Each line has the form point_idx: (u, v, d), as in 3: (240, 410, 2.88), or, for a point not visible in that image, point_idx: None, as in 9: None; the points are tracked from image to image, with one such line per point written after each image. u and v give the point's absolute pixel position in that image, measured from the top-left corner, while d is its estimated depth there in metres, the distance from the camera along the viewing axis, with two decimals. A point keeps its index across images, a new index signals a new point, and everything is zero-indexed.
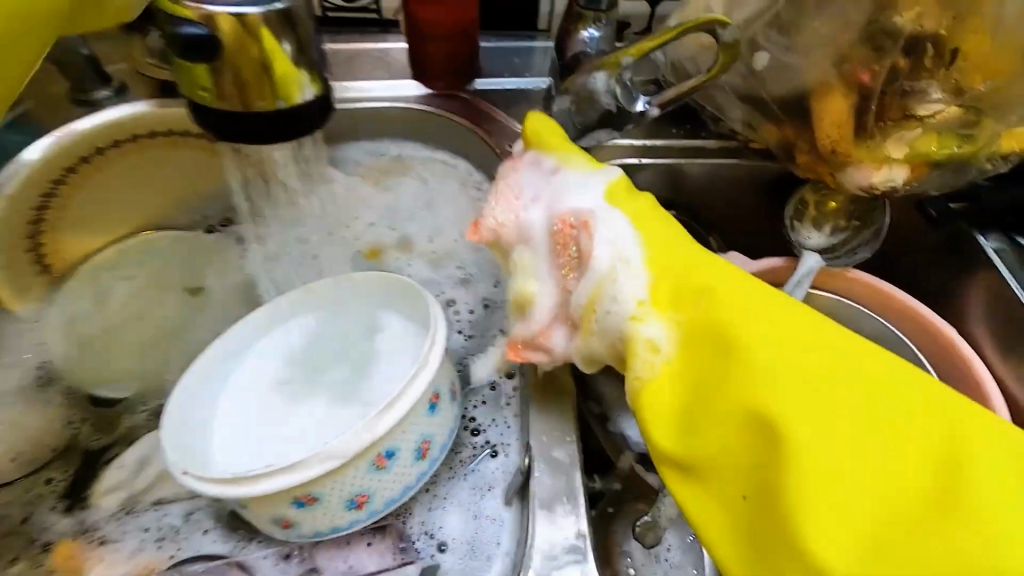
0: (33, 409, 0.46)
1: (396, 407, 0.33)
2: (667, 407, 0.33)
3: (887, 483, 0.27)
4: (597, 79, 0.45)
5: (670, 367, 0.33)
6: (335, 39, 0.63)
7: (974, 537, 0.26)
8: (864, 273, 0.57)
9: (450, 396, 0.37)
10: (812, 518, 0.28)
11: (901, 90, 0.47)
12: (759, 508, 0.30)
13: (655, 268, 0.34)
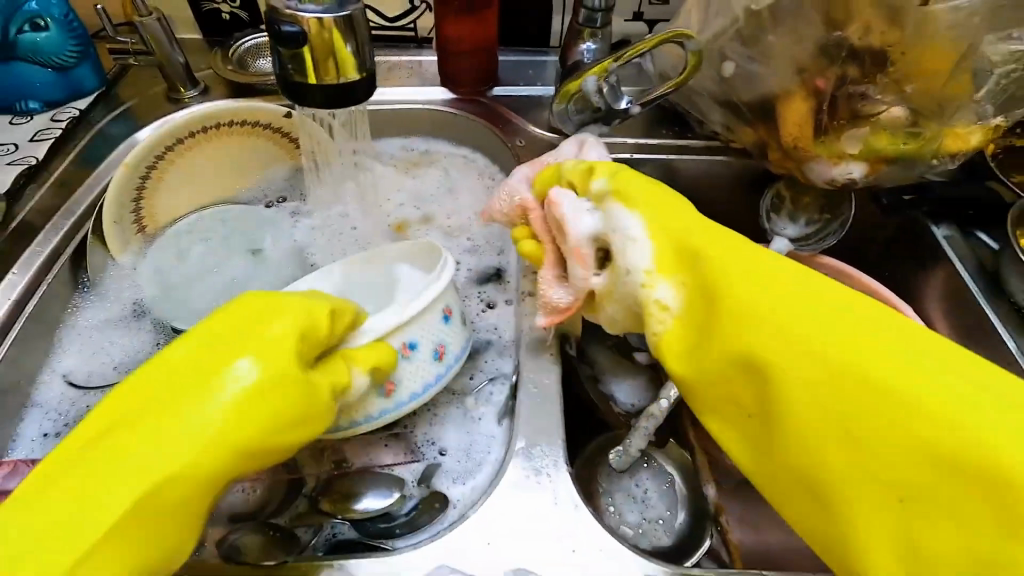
0: (129, 332, 0.53)
1: (417, 304, 0.43)
2: (685, 346, 0.37)
3: (878, 398, 0.30)
4: (588, 83, 0.55)
5: (682, 314, 0.37)
6: (378, 54, 0.75)
7: (962, 435, 0.28)
8: (834, 260, 0.63)
9: (461, 318, 0.47)
10: (804, 435, 0.32)
11: (850, 94, 0.55)
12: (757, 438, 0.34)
13: (654, 231, 0.39)
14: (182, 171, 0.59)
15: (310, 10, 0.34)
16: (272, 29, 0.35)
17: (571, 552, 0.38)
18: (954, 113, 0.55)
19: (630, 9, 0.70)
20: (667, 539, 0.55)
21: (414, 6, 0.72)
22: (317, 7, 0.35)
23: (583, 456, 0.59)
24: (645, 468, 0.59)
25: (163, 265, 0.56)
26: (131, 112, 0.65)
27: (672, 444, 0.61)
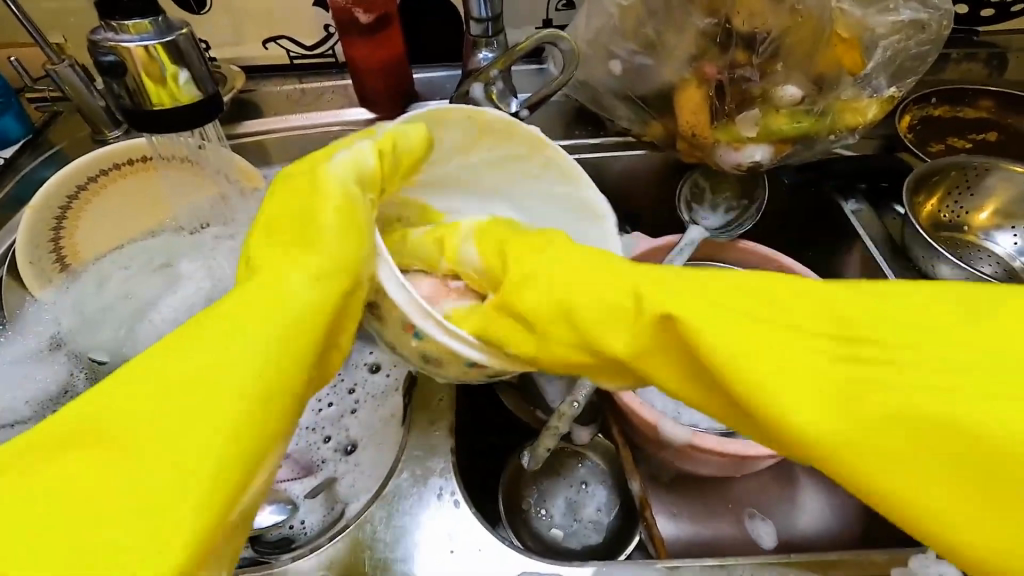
0: (44, 365, 0.55)
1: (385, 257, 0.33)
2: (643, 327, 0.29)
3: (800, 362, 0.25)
4: (475, 89, 0.57)
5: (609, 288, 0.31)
6: (302, 81, 0.77)
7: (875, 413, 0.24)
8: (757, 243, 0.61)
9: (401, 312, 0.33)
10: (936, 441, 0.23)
11: (734, 78, 0.55)
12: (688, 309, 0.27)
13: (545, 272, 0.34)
14: (95, 216, 0.61)
15: (127, 39, 0.36)
16: (95, 58, 0.36)
17: (449, 553, 0.38)
18: (836, 88, 0.55)
19: (537, 16, 0.71)
20: (597, 535, 0.55)
21: (330, 33, 0.74)
22: (136, 36, 0.36)
23: (509, 467, 0.58)
24: (579, 467, 0.58)
25: (81, 299, 0.58)
26: (58, 155, 0.67)
27: (598, 437, 0.60)
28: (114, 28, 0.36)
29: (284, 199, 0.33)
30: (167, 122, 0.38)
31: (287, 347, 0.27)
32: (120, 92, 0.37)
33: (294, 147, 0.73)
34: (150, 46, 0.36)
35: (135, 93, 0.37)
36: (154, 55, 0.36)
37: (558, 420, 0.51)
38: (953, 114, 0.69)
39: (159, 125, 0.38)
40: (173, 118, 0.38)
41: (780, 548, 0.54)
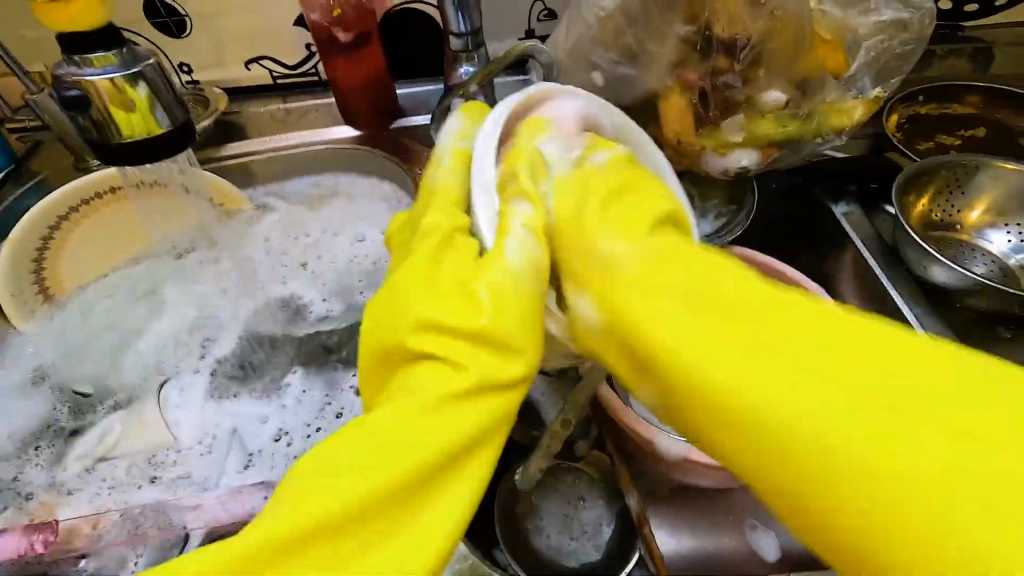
0: (28, 401, 0.53)
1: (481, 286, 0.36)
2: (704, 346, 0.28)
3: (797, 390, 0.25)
4: (455, 104, 0.56)
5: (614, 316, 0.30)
6: (286, 101, 0.76)
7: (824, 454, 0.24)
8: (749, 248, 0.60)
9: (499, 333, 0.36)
10: (989, 497, 0.22)
11: (715, 85, 0.54)
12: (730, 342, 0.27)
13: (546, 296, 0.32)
14: (78, 242, 0.59)
15: (90, 72, 0.35)
16: (57, 92, 0.36)
17: None
18: (820, 91, 0.54)
19: (519, 28, 0.71)
20: (596, 553, 0.54)
21: (312, 52, 0.74)
22: (99, 69, 0.35)
23: (501, 491, 0.56)
24: (574, 483, 0.57)
25: (65, 328, 0.58)
26: (41, 184, 0.66)
27: (594, 452, 0.59)
28: (76, 61, 0.35)
29: (443, 281, 0.33)
30: (132, 150, 0.37)
31: (404, 458, 0.27)
32: (86, 126, 0.36)
33: (279, 168, 0.72)
34: (117, 78, 0.36)
35: (99, 122, 0.36)
36: (121, 87, 0.36)
37: (550, 438, 0.51)
38: (942, 111, 0.69)
39: (124, 154, 0.37)
40: (139, 145, 0.37)
41: (784, 561, 0.53)
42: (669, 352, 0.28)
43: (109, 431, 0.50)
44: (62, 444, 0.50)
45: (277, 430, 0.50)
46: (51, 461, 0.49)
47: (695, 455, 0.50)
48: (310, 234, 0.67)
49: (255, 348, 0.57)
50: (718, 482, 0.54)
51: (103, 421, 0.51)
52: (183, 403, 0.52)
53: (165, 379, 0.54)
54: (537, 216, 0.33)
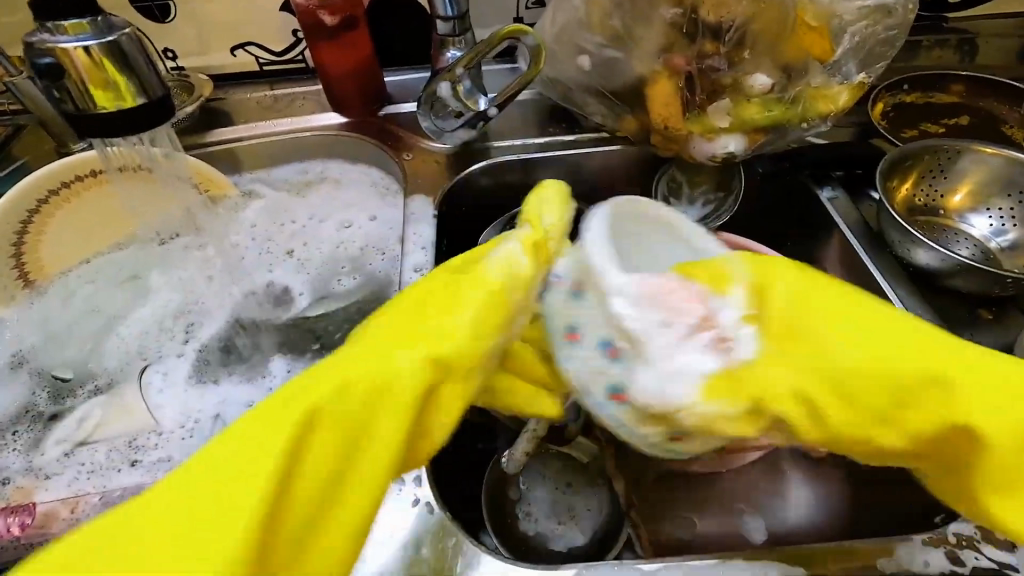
0: (5, 385, 0.52)
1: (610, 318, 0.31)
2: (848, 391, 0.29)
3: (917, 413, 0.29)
4: (442, 88, 0.56)
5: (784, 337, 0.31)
6: (272, 88, 0.76)
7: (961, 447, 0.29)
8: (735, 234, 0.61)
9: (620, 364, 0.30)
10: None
11: (701, 70, 0.54)
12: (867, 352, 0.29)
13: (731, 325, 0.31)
14: (58, 228, 0.57)
15: (64, 39, 0.35)
16: (31, 60, 0.35)
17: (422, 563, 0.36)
18: (804, 76, 0.55)
19: (506, 16, 0.70)
20: (583, 537, 0.53)
21: (299, 38, 0.73)
22: (73, 37, 0.35)
23: (492, 472, 0.57)
24: (562, 469, 0.58)
25: (44, 313, 0.57)
26: (20, 169, 0.65)
27: (582, 438, 0.58)
28: (49, 28, 0.35)
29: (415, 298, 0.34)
30: (107, 121, 0.37)
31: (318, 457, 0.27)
32: (61, 97, 0.36)
33: (265, 155, 0.72)
34: (91, 46, 0.35)
35: (70, 91, 0.36)
36: (96, 57, 0.35)
37: (536, 422, 0.50)
38: (926, 100, 0.69)
39: (99, 126, 0.37)
40: (112, 117, 0.37)
41: (770, 543, 0.53)
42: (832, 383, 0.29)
43: (88, 415, 0.49)
44: (40, 430, 0.49)
45: None
46: (27, 446, 0.48)
47: None
48: (297, 221, 0.67)
49: (239, 333, 0.56)
50: (703, 467, 0.54)
51: (81, 405, 0.50)
52: (165, 386, 0.51)
53: (147, 364, 0.54)
54: (537, 233, 0.34)
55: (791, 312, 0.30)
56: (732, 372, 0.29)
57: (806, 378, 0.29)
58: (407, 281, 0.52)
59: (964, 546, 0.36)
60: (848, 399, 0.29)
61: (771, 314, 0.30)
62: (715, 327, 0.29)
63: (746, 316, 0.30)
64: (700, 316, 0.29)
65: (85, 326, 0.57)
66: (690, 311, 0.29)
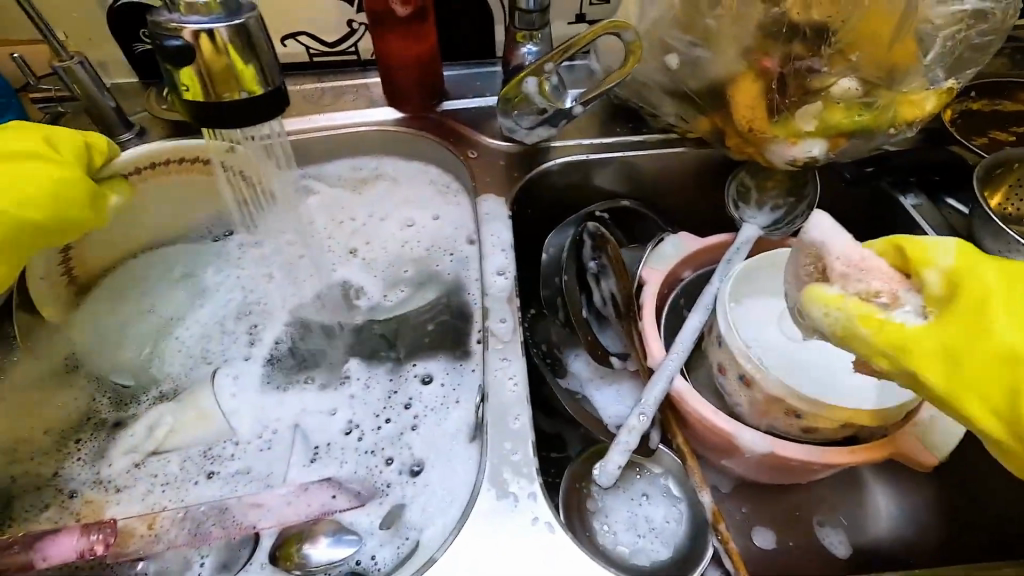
0: (62, 392, 0.49)
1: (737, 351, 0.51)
2: (969, 371, 0.32)
3: None
4: (529, 83, 0.54)
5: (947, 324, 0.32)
6: (322, 80, 0.73)
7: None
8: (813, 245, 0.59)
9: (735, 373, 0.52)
10: None
11: (796, 70, 0.52)
12: (1011, 335, 0.31)
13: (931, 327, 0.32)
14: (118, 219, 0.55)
15: (194, 19, 0.33)
16: (156, 40, 0.33)
17: None
18: (900, 81, 0.53)
19: (571, 11, 0.68)
20: (665, 551, 0.52)
21: (353, 28, 0.70)
22: (204, 17, 0.33)
23: (568, 481, 0.54)
24: (639, 480, 0.56)
25: (94, 313, 0.53)
26: None
27: (661, 448, 0.56)
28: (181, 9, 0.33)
29: None
30: (232, 111, 0.35)
31: None
32: (186, 82, 0.34)
33: (316, 149, 0.69)
34: (222, 28, 0.33)
35: (200, 78, 0.33)
36: (229, 41, 0.33)
37: (626, 434, 0.49)
38: (993, 108, 0.69)
39: (224, 115, 0.35)
40: (238, 106, 0.35)
41: (857, 556, 0.53)
42: (971, 344, 0.32)
43: (159, 422, 0.46)
44: (106, 440, 0.47)
45: (345, 423, 0.47)
46: (96, 457, 0.46)
47: (780, 456, 0.48)
48: (357, 217, 0.64)
49: (308, 335, 0.54)
50: (787, 480, 0.53)
51: (149, 413, 0.47)
52: (239, 391, 0.49)
53: (215, 368, 0.51)
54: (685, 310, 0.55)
55: (961, 295, 0.32)
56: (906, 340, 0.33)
57: (956, 343, 0.32)
58: (491, 285, 0.50)
59: None
60: (964, 370, 0.32)
61: (965, 299, 0.32)
62: (880, 291, 0.34)
63: (931, 296, 0.33)
64: (881, 287, 0.34)
65: (140, 327, 0.53)
66: (886, 284, 0.34)
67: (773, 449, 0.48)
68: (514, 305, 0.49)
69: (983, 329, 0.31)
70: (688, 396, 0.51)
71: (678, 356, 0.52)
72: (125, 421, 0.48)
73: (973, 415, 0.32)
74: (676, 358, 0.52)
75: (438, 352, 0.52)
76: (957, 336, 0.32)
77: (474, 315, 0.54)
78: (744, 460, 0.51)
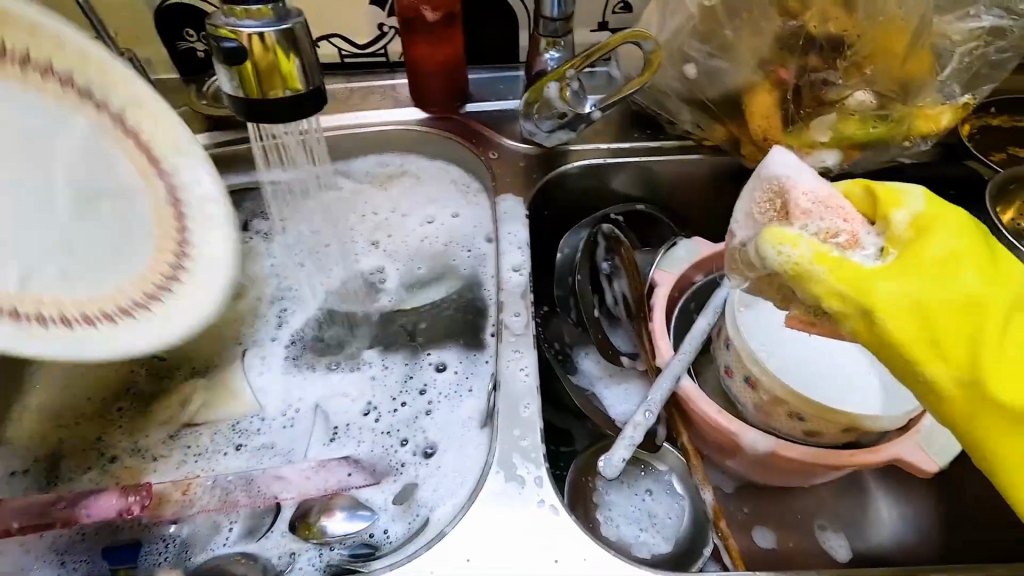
0: None
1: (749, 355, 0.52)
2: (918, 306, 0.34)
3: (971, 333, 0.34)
4: (550, 88, 0.56)
5: (901, 265, 0.35)
6: (351, 80, 0.76)
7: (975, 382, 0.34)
8: None
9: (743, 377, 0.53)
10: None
11: (810, 82, 0.54)
12: (950, 282, 0.34)
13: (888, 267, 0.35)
14: None
15: (248, 24, 0.36)
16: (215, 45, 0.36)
17: (553, 562, 0.36)
18: (915, 94, 0.54)
19: (594, 19, 0.70)
20: (666, 545, 0.53)
21: (384, 32, 0.73)
22: (257, 22, 0.36)
23: (574, 474, 0.56)
24: (643, 476, 0.57)
25: None
26: None
27: (665, 445, 0.58)
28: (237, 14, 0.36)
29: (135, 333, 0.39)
30: (281, 107, 0.38)
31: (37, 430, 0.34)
32: (238, 81, 0.37)
33: (344, 146, 0.72)
34: (272, 31, 0.36)
35: (253, 76, 0.36)
36: (278, 42, 0.36)
37: (632, 429, 0.51)
38: (1013, 123, 0.69)
39: (274, 111, 0.38)
40: (285, 102, 0.38)
41: (856, 561, 0.53)
42: (917, 282, 0.34)
43: (192, 397, 0.49)
44: (141, 412, 0.50)
45: (364, 406, 0.50)
46: (133, 427, 0.49)
47: (781, 456, 0.49)
48: (381, 212, 0.67)
49: (331, 322, 0.56)
50: (789, 484, 0.54)
51: (182, 389, 0.50)
52: (266, 371, 0.52)
53: (243, 349, 0.54)
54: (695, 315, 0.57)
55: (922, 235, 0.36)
56: (867, 277, 0.35)
57: (914, 286, 0.34)
58: (508, 280, 0.53)
59: None
60: (917, 310, 0.34)
61: (921, 242, 0.35)
62: (838, 231, 0.37)
63: (892, 237, 0.37)
64: (838, 226, 0.37)
65: None
66: (845, 224, 0.37)
67: (775, 450, 0.49)
68: (528, 299, 0.51)
69: (931, 271, 0.35)
70: (695, 396, 0.52)
71: (686, 355, 0.54)
72: (160, 395, 0.51)
73: (918, 355, 0.34)
74: (684, 357, 0.53)
75: (454, 343, 0.54)
76: (909, 276, 0.35)
77: (489, 309, 0.57)
78: (747, 460, 0.53)
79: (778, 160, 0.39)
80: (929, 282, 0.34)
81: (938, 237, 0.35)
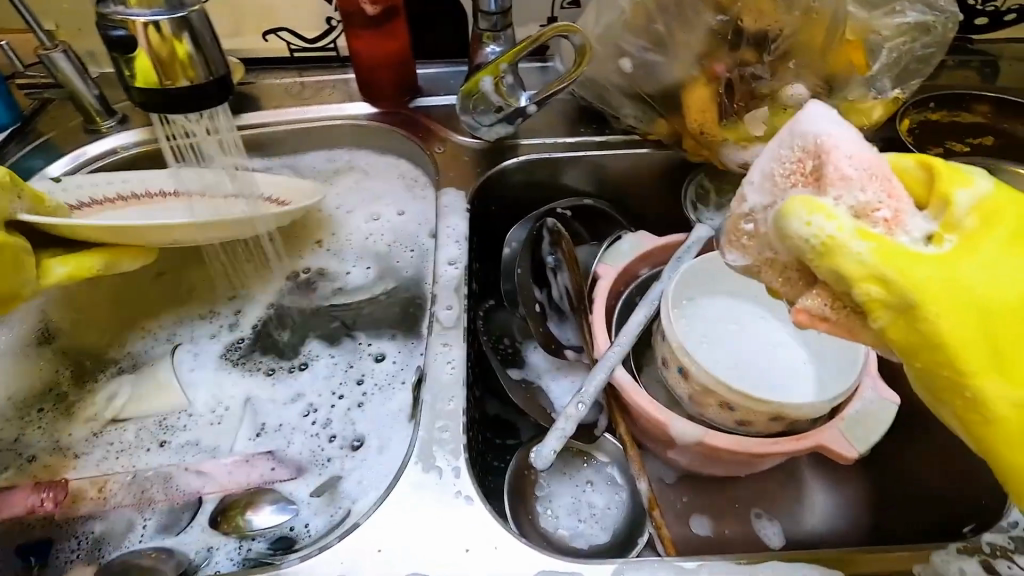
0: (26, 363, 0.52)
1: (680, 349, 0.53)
2: (973, 313, 0.30)
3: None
4: (484, 82, 0.56)
5: (956, 264, 0.30)
6: (301, 75, 0.75)
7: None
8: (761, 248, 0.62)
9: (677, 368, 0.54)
10: None
11: (741, 76, 0.55)
12: (1006, 287, 0.31)
13: (943, 258, 0.30)
14: None
15: (137, 13, 0.39)
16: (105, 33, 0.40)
17: (463, 552, 0.36)
18: (844, 88, 0.55)
19: (542, 14, 0.70)
20: (603, 535, 0.53)
21: (332, 26, 0.73)
22: (146, 12, 0.39)
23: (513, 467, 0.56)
24: (584, 467, 0.57)
25: None
26: (45, 145, 0.64)
27: (605, 437, 0.58)
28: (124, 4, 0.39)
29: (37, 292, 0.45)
30: (175, 95, 0.41)
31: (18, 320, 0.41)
32: (128, 68, 0.40)
33: (291, 141, 0.71)
34: (161, 23, 0.39)
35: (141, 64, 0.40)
36: (165, 32, 0.39)
37: (564, 420, 0.51)
38: (951, 118, 0.70)
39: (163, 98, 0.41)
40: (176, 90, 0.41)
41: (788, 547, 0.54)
42: (980, 291, 0.30)
43: (117, 393, 0.49)
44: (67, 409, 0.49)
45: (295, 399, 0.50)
46: (56, 424, 0.48)
47: (710, 446, 0.50)
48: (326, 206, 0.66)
49: (268, 318, 0.56)
50: (722, 473, 0.55)
51: (109, 385, 0.50)
52: (198, 367, 0.52)
53: (177, 344, 0.54)
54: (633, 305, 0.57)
55: (981, 226, 0.31)
56: (912, 259, 0.30)
57: (970, 299, 0.30)
58: (442, 273, 0.53)
59: (997, 556, 0.37)
60: (976, 317, 0.30)
61: (982, 235, 0.31)
62: (879, 205, 0.31)
63: (949, 220, 0.31)
64: (880, 200, 0.31)
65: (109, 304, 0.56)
66: (888, 200, 0.31)
67: (704, 440, 0.50)
68: (460, 293, 0.51)
69: (992, 274, 0.30)
70: (630, 387, 0.53)
71: (621, 347, 0.54)
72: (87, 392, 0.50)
73: (978, 373, 0.30)
74: (618, 349, 0.53)
75: (391, 336, 0.54)
76: (966, 281, 0.30)
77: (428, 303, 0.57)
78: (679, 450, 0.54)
79: (817, 115, 0.33)
80: (984, 289, 0.30)
81: (993, 235, 0.31)
